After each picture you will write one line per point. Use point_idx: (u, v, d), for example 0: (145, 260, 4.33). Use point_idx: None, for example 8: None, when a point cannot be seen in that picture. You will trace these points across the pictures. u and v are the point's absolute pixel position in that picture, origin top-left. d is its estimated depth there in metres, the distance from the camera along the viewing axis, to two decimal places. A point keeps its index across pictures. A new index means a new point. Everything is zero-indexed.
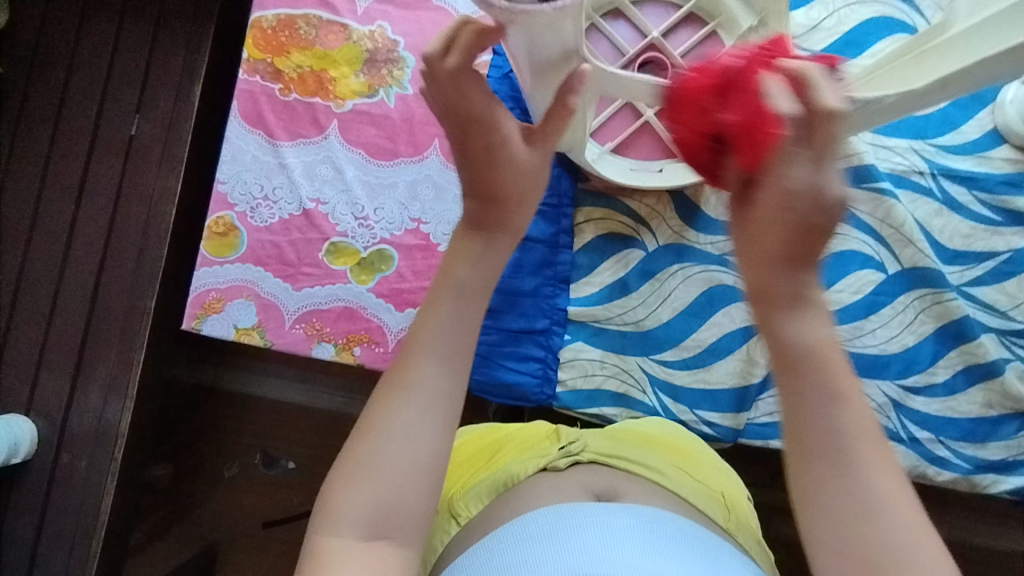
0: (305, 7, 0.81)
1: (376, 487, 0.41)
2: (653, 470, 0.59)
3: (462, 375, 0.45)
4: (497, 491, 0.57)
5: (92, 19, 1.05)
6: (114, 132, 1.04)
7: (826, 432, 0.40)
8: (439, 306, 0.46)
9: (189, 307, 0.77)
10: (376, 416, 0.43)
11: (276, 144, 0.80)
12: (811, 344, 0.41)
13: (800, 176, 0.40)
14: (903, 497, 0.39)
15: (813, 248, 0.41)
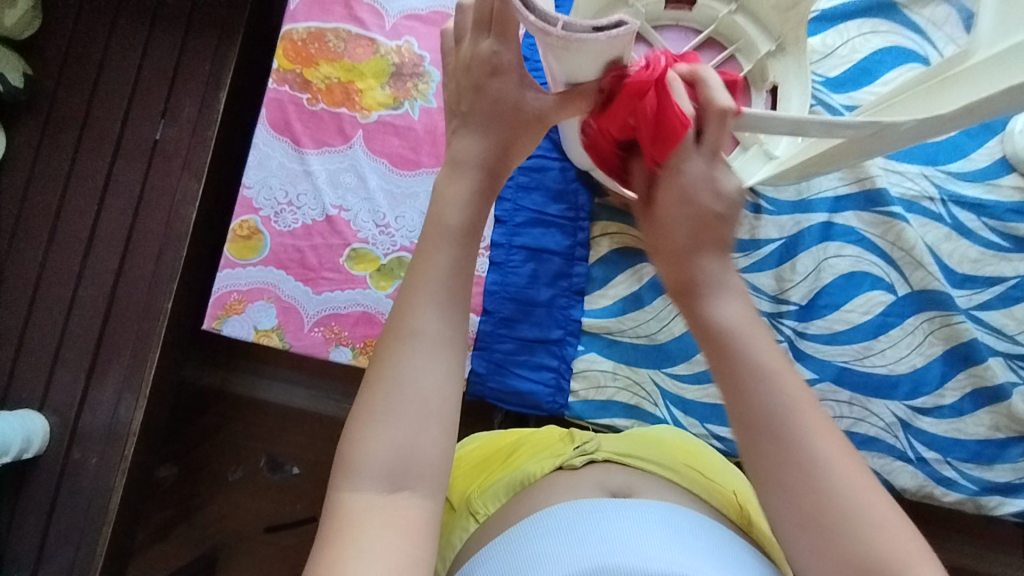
0: (335, 21, 0.84)
1: (391, 433, 0.44)
2: (666, 468, 0.60)
3: (459, 320, 0.48)
4: (513, 490, 0.59)
5: (123, 26, 1.08)
6: (139, 136, 1.07)
7: (768, 407, 0.46)
8: (433, 256, 0.50)
9: (210, 307, 0.79)
10: (384, 367, 0.46)
11: (302, 151, 0.82)
12: (731, 326, 0.49)
13: (694, 169, 0.54)
14: (842, 456, 0.44)
15: (711, 235, 0.54)
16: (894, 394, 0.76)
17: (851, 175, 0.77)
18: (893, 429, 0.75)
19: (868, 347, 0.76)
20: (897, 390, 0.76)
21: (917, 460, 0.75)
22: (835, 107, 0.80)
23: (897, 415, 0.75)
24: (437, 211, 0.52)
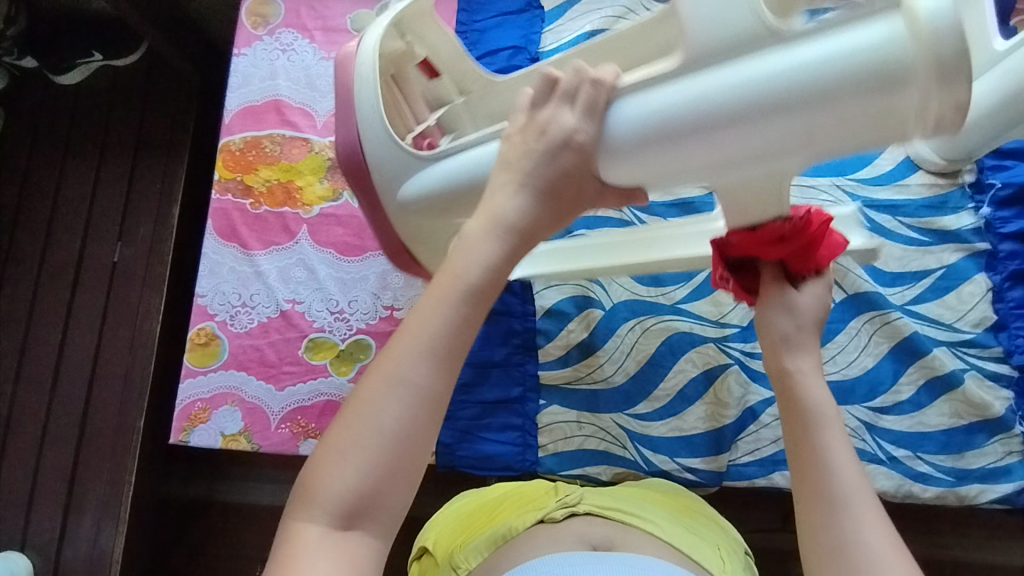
0: (269, 128, 0.89)
1: (350, 471, 0.42)
2: (648, 520, 0.61)
3: (448, 375, 0.44)
4: (495, 544, 0.59)
5: (76, 162, 1.14)
6: (98, 261, 1.10)
7: (830, 485, 0.53)
8: (436, 304, 0.45)
9: (176, 420, 0.80)
10: (361, 397, 0.43)
11: (251, 253, 0.85)
12: (817, 410, 0.57)
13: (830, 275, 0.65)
14: (895, 550, 0.49)
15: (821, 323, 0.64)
16: (852, 398, 0.77)
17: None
18: (859, 432, 0.76)
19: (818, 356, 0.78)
20: (854, 394, 0.77)
21: (889, 461, 0.75)
22: None
23: (860, 419, 0.76)
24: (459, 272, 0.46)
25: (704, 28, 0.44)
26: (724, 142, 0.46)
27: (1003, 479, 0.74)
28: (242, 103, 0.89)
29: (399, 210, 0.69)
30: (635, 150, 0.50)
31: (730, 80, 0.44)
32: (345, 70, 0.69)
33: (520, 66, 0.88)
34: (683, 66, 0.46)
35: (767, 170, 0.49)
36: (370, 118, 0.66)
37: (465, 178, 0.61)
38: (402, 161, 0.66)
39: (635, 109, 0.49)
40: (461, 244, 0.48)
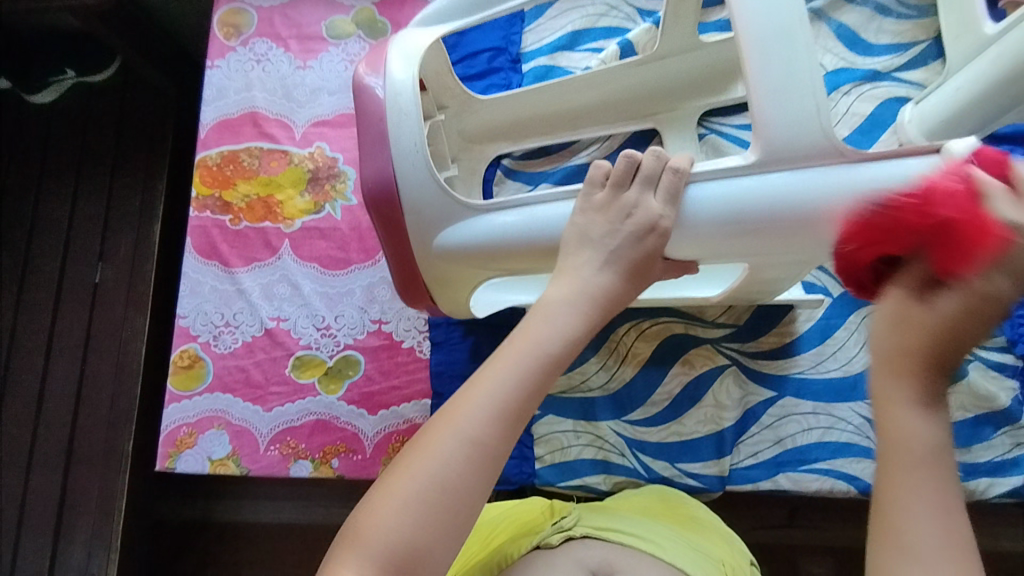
0: (246, 141, 0.86)
1: (403, 518, 0.40)
2: (646, 540, 0.59)
3: (511, 436, 0.43)
4: (492, 571, 0.59)
5: (52, 183, 1.11)
6: (79, 283, 1.07)
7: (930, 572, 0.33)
8: (509, 360, 0.45)
9: (161, 447, 0.77)
10: (420, 446, 0.42)
11: (232, 271, 0.82)
12: (937, 451, 0.35)
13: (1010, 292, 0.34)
14: None
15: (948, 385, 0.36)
16: (856, 395, 0.75)
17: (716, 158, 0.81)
18: (864, 430, 0.74)
19: (819, 354, 0.76)
20: (858, 390, 0.75)
21: None
22: (729, 133, 0.82)
23: (864, 416, 0.74)
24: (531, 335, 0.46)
25: (781, 135, 0.47)
26: (788, 235, 0.49)
27: (1012, 472, 0.72)
28: (217, 117, 0.87)
29: (435, 257, 0.60)
30: (694, 239, 0.51)
31: (800, 181, 0.48)
32: (370, 98, 0.57)
33: (501, 67, 0.86)
34: (764, 163, 0.48)
35: (809, 257, 0.53)
36: (410, 159, 0.56)
37: (536, 235, 0.54)
38: (444, 207, 0.57)
39: (703, 199, 0.50)
40: (532, 319, 0.47)
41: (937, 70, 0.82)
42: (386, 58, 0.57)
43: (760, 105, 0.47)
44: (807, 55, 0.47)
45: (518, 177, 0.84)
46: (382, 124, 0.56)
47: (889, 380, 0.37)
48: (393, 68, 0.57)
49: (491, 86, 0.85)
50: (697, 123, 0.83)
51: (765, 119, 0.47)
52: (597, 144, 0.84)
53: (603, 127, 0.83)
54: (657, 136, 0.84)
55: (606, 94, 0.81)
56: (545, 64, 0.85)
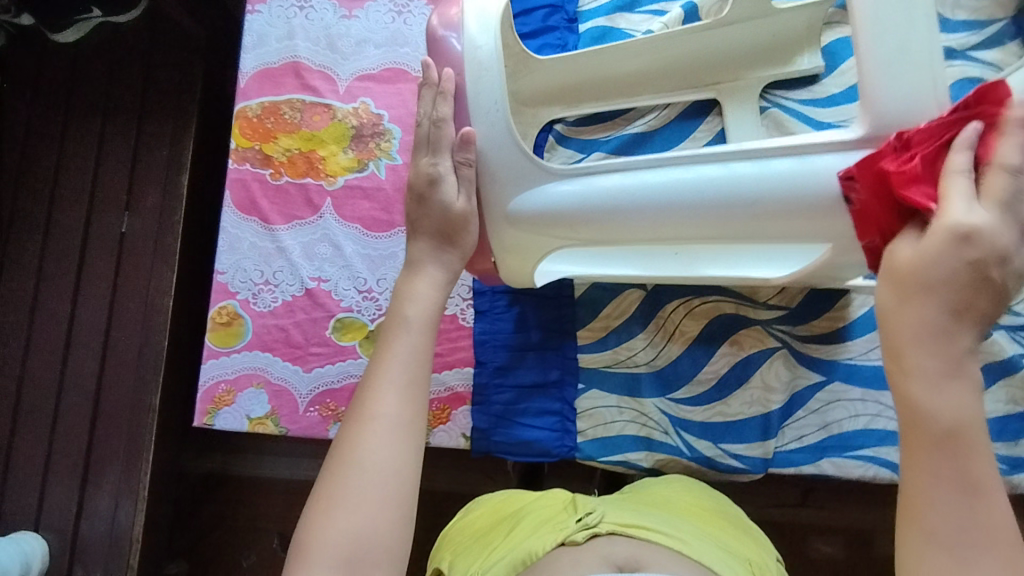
0: (288, 93, 0.83)
1: (349, 517, 0.47)
2: (672, 535, 0.60)
3: (417, 403, 0.53)
4: (515, 568, 0.59)
5: (77, 127, 1.08)
6: (105, 232, 1.05)
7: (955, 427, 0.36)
8: (395, 345, 0.54)
9: (199, 403, 0.77)
10: (345, 447, 0.50)
11: (272, 228, 0.80)
12: (956, 413, 0.36)
13: (903, 249, 0.40)
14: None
15: (972, 300, 0.37)
16: None
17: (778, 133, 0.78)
18: None
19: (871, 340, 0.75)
20: None
21: None
22: (791, 107, 0.79)
23: None
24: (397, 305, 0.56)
25: (895, 110, 0.46)
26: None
27: None
28: (258, 66, 0.83)
29: (502, 223, 0.59)
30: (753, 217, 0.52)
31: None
32: (444, 54, 0.55)
33: (557, 26, 0.82)
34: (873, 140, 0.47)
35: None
36: (489, 118, 0.54)
37: (672, 198, 0.53)
38: (521, 170, 0.56)
39: (753, 178, 0.51)
40: (398, 288, 0.58)
41: (1014, 52, 0.78)
42: (462, 13, 0.54)
43: (872, 78, 0.46)
44: (925, 31, 0.46)
45: (570, 144, 0.82)
46: (461, 78, 0.54)
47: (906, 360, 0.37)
48: (468, 25, 0.53)
49: (546, 47, 0.81)
50: (760, 95, 0.79)
51: (881, 87, 0.45)
52: (653, 113, 0.81)
53: (660, 97, 0.80)
54: (717, 106, 0.80)
55: (668, 62, 0.77)
56: (604, 25, 0.82)
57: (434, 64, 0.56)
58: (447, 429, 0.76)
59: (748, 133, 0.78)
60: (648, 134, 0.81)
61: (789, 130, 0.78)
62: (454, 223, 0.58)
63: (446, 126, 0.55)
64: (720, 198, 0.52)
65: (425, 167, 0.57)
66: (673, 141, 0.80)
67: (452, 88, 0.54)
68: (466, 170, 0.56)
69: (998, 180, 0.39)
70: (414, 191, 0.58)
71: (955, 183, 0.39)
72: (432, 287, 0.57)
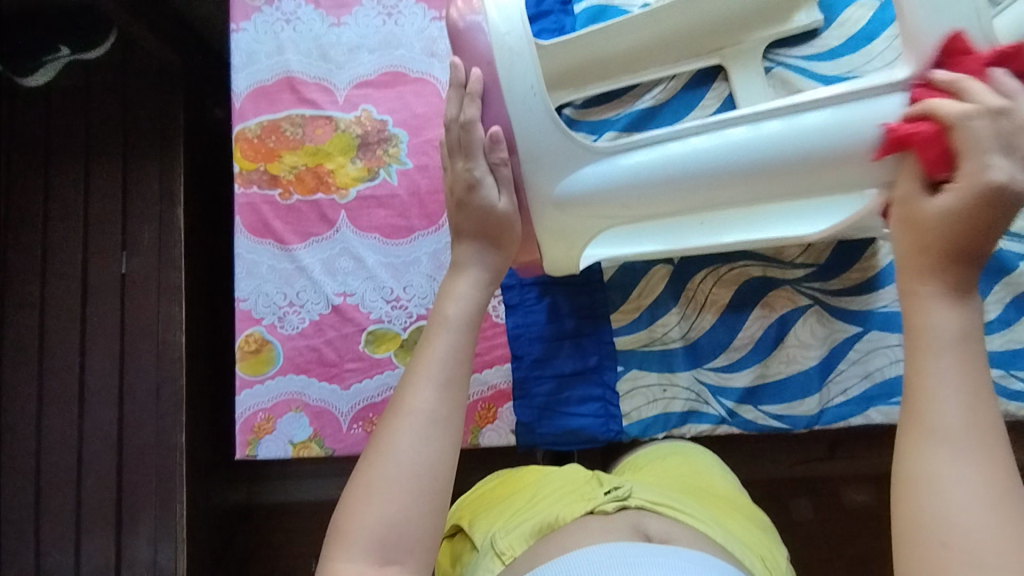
0: (287, 109, 0.81)
1: (384, 505, 0.46)
2: (696, 517, 0.60)
3: (456, 402, 0.52)
4: (542, 532, 0.59)
5: (61, 170, 1.04)
6: (105, 274, 1.02)
7: (936, 388, 0.41)
8: (435, 341, 0.54)
9: (239, 435, 0.75)
10: (382, 438, 0.49)
11: (289, 248, 0.78)
12: (940, 332, 0.43)
13: (999, 166, 0.42)
14: (1004, 499, 0.39)
15: (982, 219, 0.42)
16: None
17: (785, 91, 0.79)
18: None
19: None
20: None
21: None
22: (796, 65, 0.80)
23: None
24: (438, 305, 0.56)
25: (940, 46, 0.49)
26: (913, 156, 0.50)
27: None
28: (251, 85, 0.81)
29: (551, 210, 0.58)
30: (793, 171, 0.52)
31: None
32: (473, 44, 0.55)
33: (551, 10, 0.81)
34: (913, 80, 0.49)
35: None
36: (526, 105, 0.54)
37: (713, 164, 0.53)
38: (566, 153, 0.56)
39: (778, 135, 0.52)
40: (444, 288, 0.58)
41: None
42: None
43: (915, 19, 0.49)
44: None
45: (580, 127, 0.82)
46: (492, 69, 0.55)
47: (925, 286, 0.44)
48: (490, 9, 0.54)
49: (544, 32, 0.80)
50: (763, 56, 0.80)
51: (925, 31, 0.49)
52: (660, 85, 0.81)
53: (665, 68, 0.80)
54: (722, 72, 0.81)
55: (670, 31, 0.76)
56: (598, 4, 0.81)
57: (461, 65, 0.56)
58: (496, 427, 0.76)
59: (756, 93, 0.78)
60: (657, 108, 0.81)
61: (794, 87, 0.79)
62: (498, 224, 0.58)
63: (476, 128, 0.56)
64: (748, 160, 0.53)
65: (463, 173, 0.58)
66: (683, 112, 0.80)
67: (479, 92, 0.56)
68: (503, 169, 0.57)
69: (982, 123, 0.43)
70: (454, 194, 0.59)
71: (981, 124, 0.43)
72: (473, 286, 0.57)
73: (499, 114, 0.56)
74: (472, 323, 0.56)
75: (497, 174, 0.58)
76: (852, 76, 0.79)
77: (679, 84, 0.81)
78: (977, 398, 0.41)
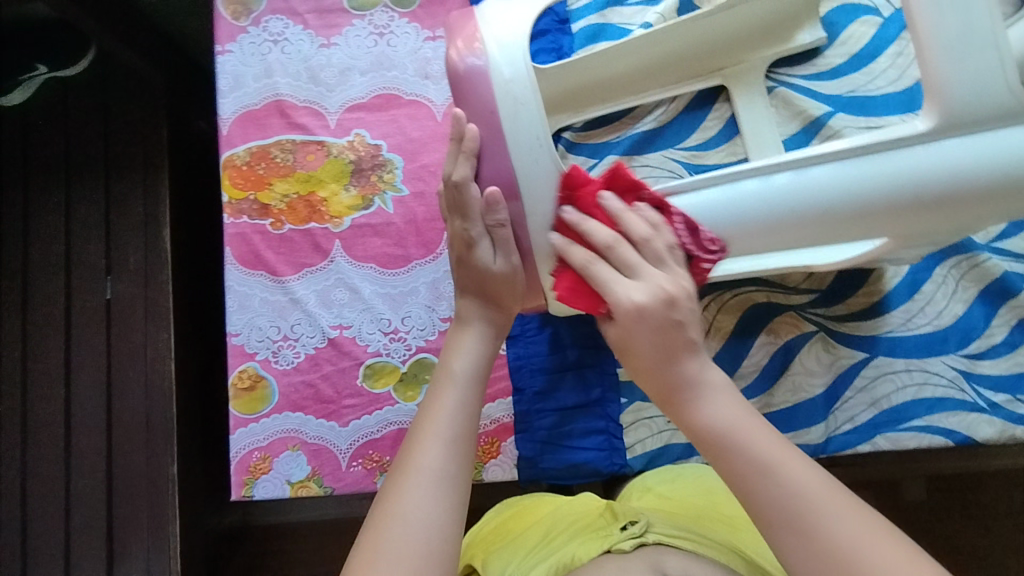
0: (276, 134, 0.78)
1: (391, 566, 0.44)
2: (718, 550, 0.57)
3: (462, 459, 0.51)
4: (557, 572, 0.56)
5: (40, 192, 1.01)
6: (89, 301, 0.98)
7: (770, 488, 0.45)
8: (445, 397, 0.54)
9: (234, 475, 0.73)
10: (389, 498, 0.48)
11: (282, 280, 0.76)
12: (721, 427, 0.48)
13: (639, 294, 0.51)
14: (876, 534, 0.42)
15: (671, 342, 0.51)
16: (946, 348, 0.74)
17: (787, 112, 0.78)
18: (958, 382, 0.73)
19: (908, 310, 0.75)
20: (948, 343, 0.74)
21: (990, 408, 0.73)
22: (798, 84, 0.78)
23: (957, 368, 0.73)
24: (445, 361, 0.57)
25: (963, 96, 0.46)
26: (917, 215, 0.49)
27: None
28: (239, 109, 0.78)
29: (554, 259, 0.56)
30: (807, 224, 0.51)
31: (967, 154, 0.47)
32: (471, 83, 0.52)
33: (549, 29, 0.78)
34: (937, 131, 0.47)
35: (962, 226, 0.52)
36: (532, 154, 0.52)
37: (730, 215, 0.53)
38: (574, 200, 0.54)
39: (789, 193, 0.51)
40: (448, 344, 0.59)
41: None
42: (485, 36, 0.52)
43: (935, 70, 0.46)
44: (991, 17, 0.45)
45: (580, 151, 0.80)
46: (494, 119, 0.52)
47: (674, 398, 0.51)
48: (492, 50, 0.52)
49: (541, 52, 0.78)
50: (765, 76, 0.78)
51: (949, 78, 0.46)
52: (661, 107, 0.79)
53: (666, 90, 0.78)
54: (723, 92, 0.79)
55: (671, 52, 0.74)
56: (596, 23, 0.79)
57: (463, 116, 0.53)
58: (500, 461, 0.74)
59: (759, 115, 0.77)
60: (658, 130, 0.79)
61: (797, 108, 0.77)
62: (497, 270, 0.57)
63: (470, 187, 0.54)
64: (759, 215, 0.52)
65: (461, 232, 0.57)
66: (685, 134, 0.79)
67: (474, 151, 0.53)
68: (501, 231, 0.55)
69: (617, 256, 0.53)
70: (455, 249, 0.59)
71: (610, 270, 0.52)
72: (479, 340, 0.58)
73: (496, 172, 0.53)
74: (477, 381, 0.56)
75: (493, 235, 0.56)
76: (855, 95, 0.77)
77: (680, 105, 0.79)
78: (786, 467, 0.46)
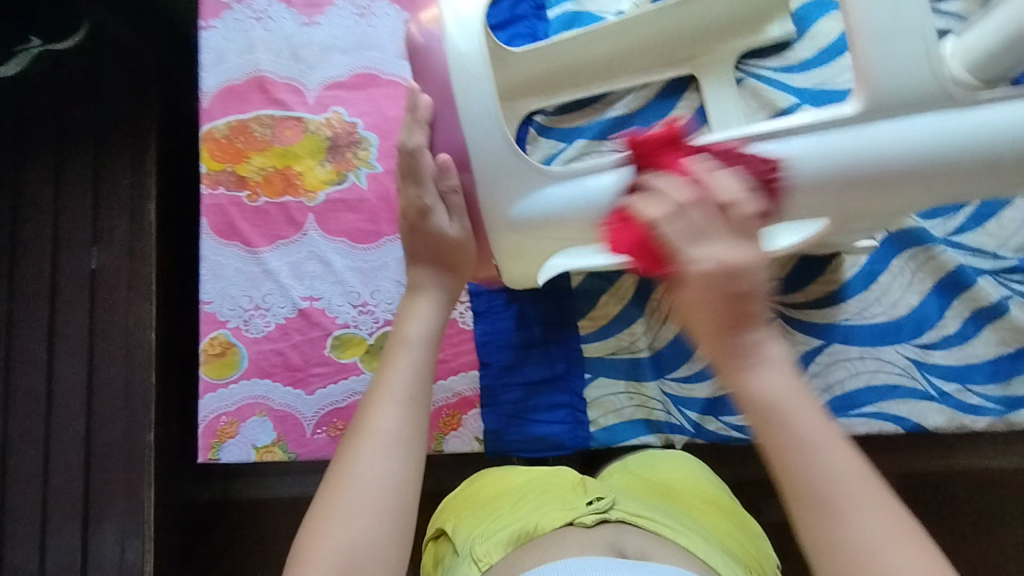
0: (255, 109, 0.80)
1: (344, 530, 0.46)
2: (680, 528, 0.59)
3: (417, 421, 0.52)
4: (519, 540, 0.58)
5: (29, 161, 1.02)
6: (74, 270, 1.00)
7: (785, 418, 0.41)
8: (399, 362, 0.55)
9: (202, 438, 0.75)
10: (344, 462, 0.49)
11: (256, 251, 0.78)
12: (755, 350, 0.42)
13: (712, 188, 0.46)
14: (880, 502, 0.39)
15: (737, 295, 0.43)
16: (900, 337, 0.76)
17: (756, 103, 0.79)
18: (910, 371, 0.75)
19: (864, 300, 0.76)
20: (902, 333, 0.76)
21: (940, 397, 0.74)
22: (767, 75, 0.80)
23: (909, 357, 0.75)
24: (400, 324, 0.58)
25: (891, 82, 0.48)
26: (881, 188, 0.52)
27: None
28: (220, 84, 0.80)
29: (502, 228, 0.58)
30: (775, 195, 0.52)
31: (902, 134, 0.50)
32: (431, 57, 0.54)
33: (525, 15, 0.80)
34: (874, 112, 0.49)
35: (900, 208, 0.55)
36: (481, 127, 0.53)
37: None
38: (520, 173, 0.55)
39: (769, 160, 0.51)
40: (405, 309, 0.59)
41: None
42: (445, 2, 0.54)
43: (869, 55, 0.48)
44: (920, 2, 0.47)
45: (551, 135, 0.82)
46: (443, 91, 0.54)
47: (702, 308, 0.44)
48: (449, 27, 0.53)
49: (516, 36, 0.79)
50: (735, 67, 0.80)
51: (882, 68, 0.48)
52: (631, 94, 0.81)
53: (636, 78, 0.79)
54: (694, 82, 0.81)
55: (642, 40, 0.76)
56: (572, 10, 0.81)
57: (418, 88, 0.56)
58: (460, 434, 0.76)
59: (727, 104, 0.78)
60: (629, 116, 0.81)
61: (765, 99, 0.79)
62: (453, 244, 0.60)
63: (423, 155, 0.56)
64: None
65: (414, 200, 0.58)
66: (653, 121, 0.81)
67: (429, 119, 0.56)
68: (454, 197, 0.58)
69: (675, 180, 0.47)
70: (406, 220, 0.60)
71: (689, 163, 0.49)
72: (434, 307, 0.59)
73: (448, 141, 0.56)
74: (434, 344, 0.57)
75: (447, 201, 0.58)
76: (823, 88, 0.79)
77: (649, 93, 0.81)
78: (811, 410, 0.41)
